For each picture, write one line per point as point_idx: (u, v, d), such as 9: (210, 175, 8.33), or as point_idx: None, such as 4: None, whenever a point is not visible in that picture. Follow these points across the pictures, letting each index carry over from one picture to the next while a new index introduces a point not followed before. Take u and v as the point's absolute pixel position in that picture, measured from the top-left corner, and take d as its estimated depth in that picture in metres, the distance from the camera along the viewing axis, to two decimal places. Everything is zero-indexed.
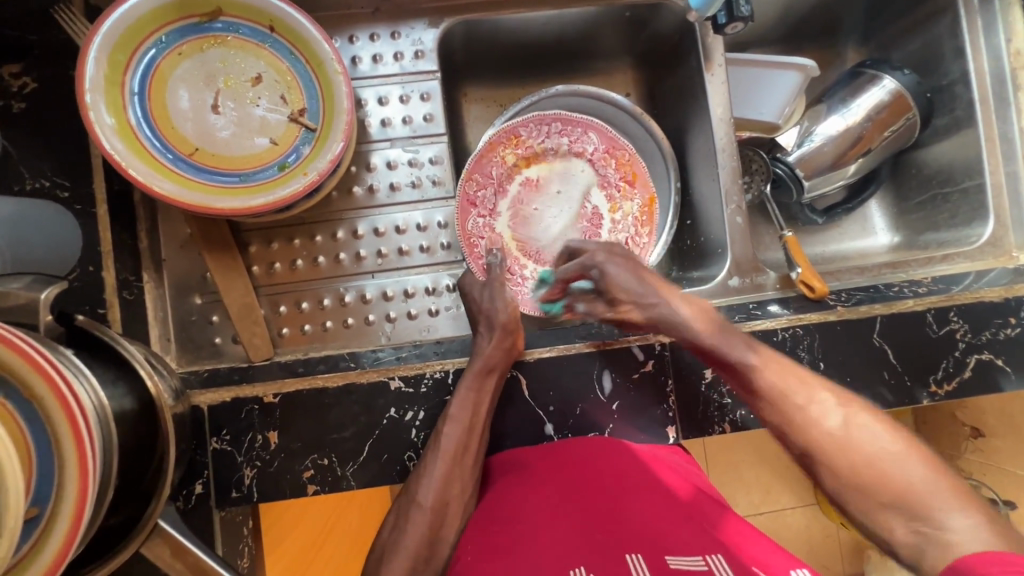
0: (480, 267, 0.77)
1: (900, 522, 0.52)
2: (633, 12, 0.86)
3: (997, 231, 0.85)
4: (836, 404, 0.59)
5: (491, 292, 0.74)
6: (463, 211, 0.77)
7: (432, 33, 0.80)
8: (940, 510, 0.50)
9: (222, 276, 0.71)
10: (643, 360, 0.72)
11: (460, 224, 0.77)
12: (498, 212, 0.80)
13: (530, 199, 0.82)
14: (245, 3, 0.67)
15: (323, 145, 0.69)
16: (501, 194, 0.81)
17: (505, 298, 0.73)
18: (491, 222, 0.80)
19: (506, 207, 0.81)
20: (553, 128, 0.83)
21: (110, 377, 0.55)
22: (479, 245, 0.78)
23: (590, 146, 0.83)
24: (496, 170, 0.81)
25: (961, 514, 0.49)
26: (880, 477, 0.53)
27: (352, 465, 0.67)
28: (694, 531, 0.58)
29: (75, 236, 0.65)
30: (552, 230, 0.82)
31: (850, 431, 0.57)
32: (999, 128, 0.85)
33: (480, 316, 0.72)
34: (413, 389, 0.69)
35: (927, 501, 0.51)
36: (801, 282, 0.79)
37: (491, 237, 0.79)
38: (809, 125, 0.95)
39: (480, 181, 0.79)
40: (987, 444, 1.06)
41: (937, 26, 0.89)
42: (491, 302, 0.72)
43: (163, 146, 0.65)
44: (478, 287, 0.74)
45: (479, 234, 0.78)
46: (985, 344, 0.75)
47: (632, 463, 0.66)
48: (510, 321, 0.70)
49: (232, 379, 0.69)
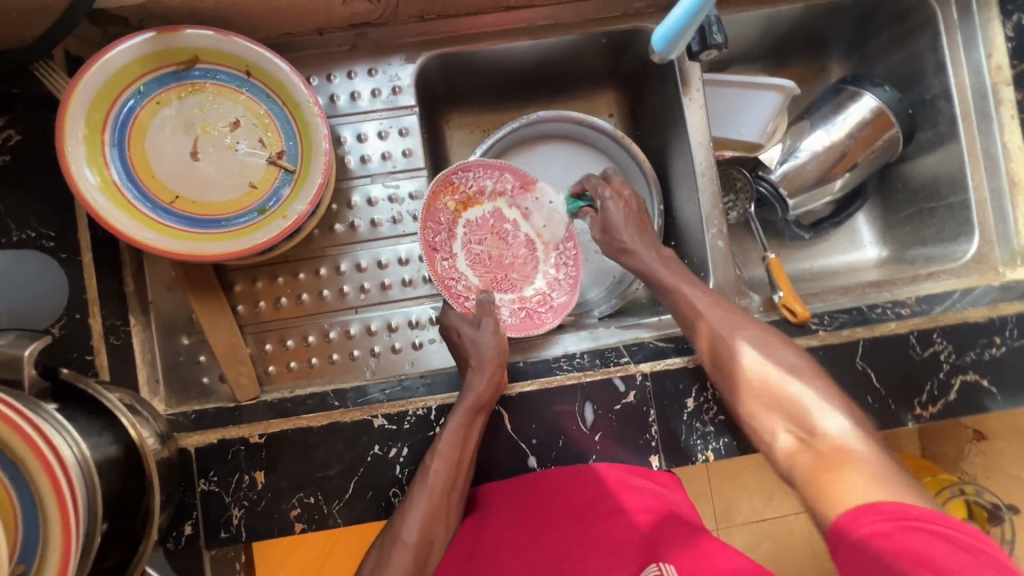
0: (466, 307, 0.78)
1: (785, 429, 0.61)
2: (610, 38, 0.86)
3: (982, 247, 0.84)
4: (743, 326, 0.68)
5: (480, 328, 0.74)
6: (430, 258, 0.76)
7: (409, 68, 0.80)
8: (814, 417, 0.59)
9: (208, 317, 0.72)
10: (624, 391, 0.72)
11: (432, 269, 0.77)
12: (458, 254, 0.80)
13: (477, 240, 0.82)
14: (221, 50, 0.68)
15: (302, 187, 0.70)
16: (454, 238, 0.80)
17: (495, 333, 0.74)
18: (454, 264, 0.79)
19: (460, 249, 0.80)
20: (481, 172, 0.80)
21: (94, 428, 0.56)
22: (453, 286, 0.78)
23: (510, 185, 0.81)
24: (444, 217, 0.79)
25: (835, 420, 0.58)
26: (771, 392, 0.63)
27: (338, 503, 0.68)
28: (658, 546, 0.60)
29: (62, 285, 0.66)
30: (506, 262, 0.83)
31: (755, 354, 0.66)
32: (981, 143, 0.85)
33: (468, 351, 0.72)
34: (397, 426, 0.70)
35: (809, 413, 0.60)
36: (782, 306, 0.79)
37: (459, 280, 0.79)
38: (792, 142, 0.94)
39: (435, 228, 0.78)
40: (991, 447, 1.06)
41: (918, 41, 0.88)
42: (482, 338, 0.73)
43: (145, 196, 0.66)
44: (465, 324, 0.75)
45: (451, 276, 0.78)
46: (970, 365, 0.75)
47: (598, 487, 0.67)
48: (496, 357, 0.71)
49: (219, 421, 0.71)
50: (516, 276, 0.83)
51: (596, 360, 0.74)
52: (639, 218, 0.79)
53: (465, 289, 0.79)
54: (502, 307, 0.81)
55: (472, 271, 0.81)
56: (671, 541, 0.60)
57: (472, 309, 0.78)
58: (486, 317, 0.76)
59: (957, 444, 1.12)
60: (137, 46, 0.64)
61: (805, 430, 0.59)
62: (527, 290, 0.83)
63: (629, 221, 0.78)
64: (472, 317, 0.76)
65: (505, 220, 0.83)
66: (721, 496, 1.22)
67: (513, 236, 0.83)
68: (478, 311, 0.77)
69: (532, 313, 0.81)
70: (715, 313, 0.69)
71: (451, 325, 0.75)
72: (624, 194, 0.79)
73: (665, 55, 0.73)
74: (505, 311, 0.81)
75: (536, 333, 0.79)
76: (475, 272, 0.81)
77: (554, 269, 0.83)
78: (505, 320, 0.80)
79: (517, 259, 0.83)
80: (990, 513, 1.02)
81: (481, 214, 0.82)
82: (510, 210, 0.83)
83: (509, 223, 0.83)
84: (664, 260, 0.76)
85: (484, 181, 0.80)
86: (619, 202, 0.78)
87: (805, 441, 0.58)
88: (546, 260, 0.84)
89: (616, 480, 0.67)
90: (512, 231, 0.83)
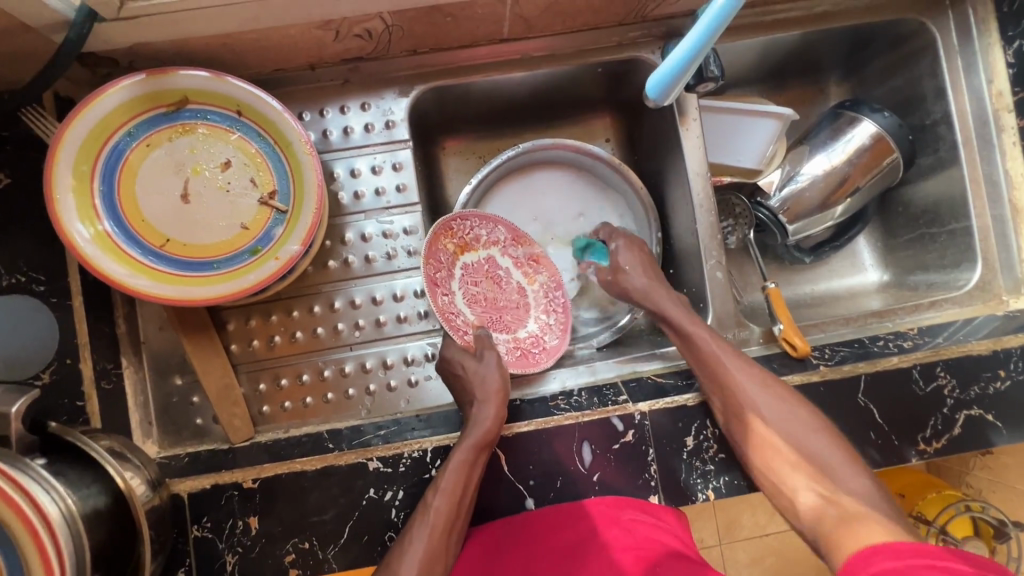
0: (466, 340, 0.75)
1: (810, 489, 0.64)
2: (606, 67, 0.85)
3: (985, 275, 0.83)
4: (762, 383, 0.70)
5: (483, 361, 0.73)
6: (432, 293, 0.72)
7: (403, 102, 0.80)
8: (840, 479, 0.63)
9: (201, 359, 0.72)
10: (623, 430, 0.71)
11: (433, 301, 0.73)
12: (456, 291, 0.77)
13: (474, 282, 0.79)
14: (211, 90, 0.67)
15: (295, 227, 0.69)
16: (454, 276, 0.77)
17: (499, 366, 0.72)
18: (452, 300, 0.76)
19: (458, 287, 0.77)
20: (476, 221, 0.80)
21: (84, 481, 0.55)
22: (454, 321, 0.75)
23: (503, 236, 0.82)
24: (444, 257, 0.76)
25: (857, 479, 0.63)
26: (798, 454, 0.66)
27: (333, 548, 0.67)
28: None
29: (52, 331, 0.66)
30: (500, 304, 0.81)
31: (775, 413, 0.68)
32: (983, 169, 0.84)
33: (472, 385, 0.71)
34: (392, 469, 0.69)
35: (830, 472, 0.64)
36: (783, 338, 0.78)
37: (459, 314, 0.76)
38: (792, 168, 0.93)
39: (436, 263, 0.74)
40: (995, 461, 1.04)
41: (918, 66, 0.87)
42: (486, 370, 0.72)
43: (136, 240, 0.66)
44: (467, 356, 0.73)
45: (453, 309, 0.75)
46: (974, 399, 0.74)
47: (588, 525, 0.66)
48: (502, 389, 0.70)
49: (212, 464, 0.70)
50: (509, 318, 0.82)
51: (593, 398, 0.74)
52: (652, 270, 0.83)
53: (464, 324, 0.76)
54: (499, 346, 0.79)
55: (469, 308, 0.78)
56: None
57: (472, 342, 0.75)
58: (488, 348, 0.74)
59: (962, 459, 1.10)
60: (126, 90, 0.64)
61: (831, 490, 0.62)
62: (520, 332, 0.82)
63: (644, 271, 0.82)
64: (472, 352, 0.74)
65: (499, 267, 0.82)
66: (723, 513, 1.21)
67: (506, 282, 0.83)
68: (479, 344, 0.74)
69: (526, 353, 0.80)
70: (742, 371, 0.71)
71: (451, 358, 0.73)
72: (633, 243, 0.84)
73: (659, 101, 0.67)
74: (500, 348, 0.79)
75: (531, 372, 0.79)
76: (471, 309, 0.78)
77: (545, 313, 0.84)
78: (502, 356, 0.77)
79: (510, 304, 0.82)
80: (996, 530, 0.98)
81: (476, 259, 0.80)
82: (503, 259, 0.83)
83: (502, 270, 0.82)
84: (683, 307, 0.78)
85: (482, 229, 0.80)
86: (632, 250, 0.83)
87: (830, 499, 0.62)
88: (536, 305, 0.84)
89: (605, 516, 0.67)
90: (505, 277, 0.83)
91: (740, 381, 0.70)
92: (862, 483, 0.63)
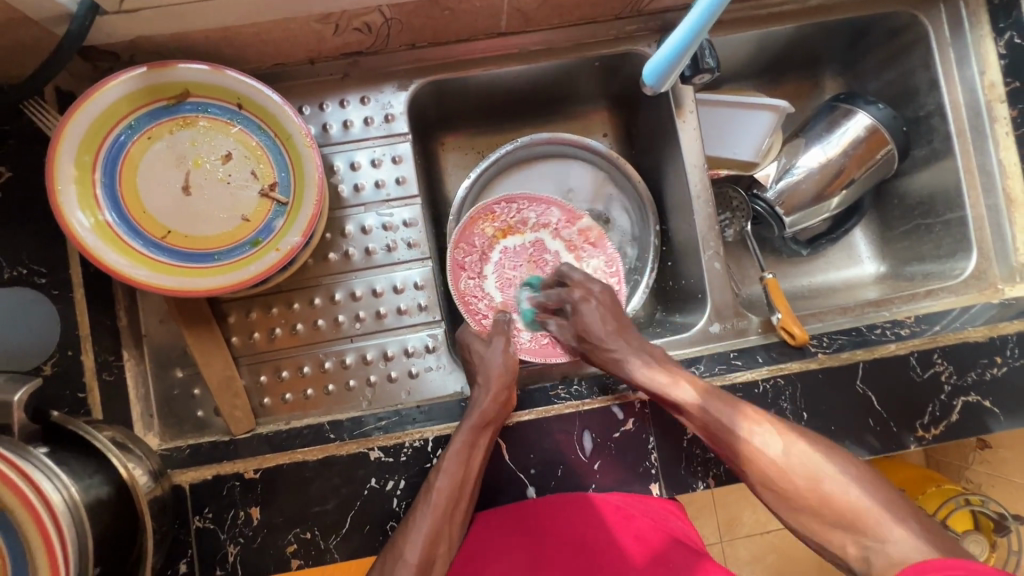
0: (481, 325, 0.80)
1: (851, 540, 0.54)
2: (603, 61, 0.85)
3: (980, 264, 0.84)
4: (767, 429, 0.63)
5: (490, 346, 0.75)
6: (452, 275, 0.81)
7: (402, 95, 0.80)
8: (881, 525, 0.53)
9: (202, 351, 0.72)
10: (623, 419, 0.71)
11: (453, 285, 0.82)
12: (486, 274, 0.83)
13: (512, 266, 0.85)
14: (212, 84, 0.68)
15: (295, 218, 0.69)
16: (486, 260, 0.84)
17: (505, 352, 0.74)
18: (481, 284, 0.83)
19: (491, 270, 0.84)
20: (524, 203, 0.85)
21: (86, 471, 0.56)
22: (474, 304, 0.82)
23: (555, 218, 0.85)
24: (478, 241, 0.84)
25: (901, 524, 0.52)
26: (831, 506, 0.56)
27: (335, 538, 0.67)
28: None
29: (53, 322, 0.66)
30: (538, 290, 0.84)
31: (791, 458, 0.60)
32: (977, 159, 0.84)
33: (475, 367, 0.73)
34: (393, 458, 0.69)
35: (868, 518, 0.54)
36: (781, 328, 0.79)
37: (482, 298, 0.82)
38: (788, 160, 0.93)
39: (466, 248, 0.83)
40: (994, 455, 1.05)
41: (911, 58, 0.88)
42: (492, 355, 0.74)
43: (137, 232, 0.66)
44: (477, 339, 0.76)
45: (473, 294, 0.82)
46: (971, 385, 0.74)
47: (595, 516, 0.66)
48: (504, 374, 0.72)
49: (214, 455, 0.70)
50: (544, 304, 0.83)
51: (594, 387, 0.74)
52: (618, 317, 0.75)
53: (486, 307, 0.82)
54: (524, 331, 0.81)
55: (499, 292, 0.84)
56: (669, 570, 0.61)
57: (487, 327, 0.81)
58: (497, 335, 0.76)
59: (961, 453, 1.11)
60: (127, 82, 0.64)
61: (869, 537, 0.53)
62: (554, 320, 0.83)
63: (607, 325, 0.73)
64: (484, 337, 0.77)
65: (546, 250, 0.86)
66: (724, 510, 1.21)
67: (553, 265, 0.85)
68: (493, 330, 0.77)
69: (553, 341, 0.81)
70: (737, 419, 0.64)
71: (464, 340, 0.76)
72: (592, 293, 0.76)
73: (657, 88, 0.69)
74: (525, 334, 0.81)
75: (554, 360, 0.79)
76: (500, 292, 0.84)
77: None
78: (522, 342, 0.80)
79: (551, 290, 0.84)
80: (996, 523, 0.98)
81: (521, 241, 0.85)
82: (553, 242, 0.86)
83: (551, 253, 0.85)
84: (654, 365, 0.70)
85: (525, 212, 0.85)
86: (590, 302, 0.75)
87: (870, 548, 0.53)
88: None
89: (613, 509, 0.67)
90: (551, 260, 0.86)
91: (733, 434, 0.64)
92: (907, 529, 0.52)
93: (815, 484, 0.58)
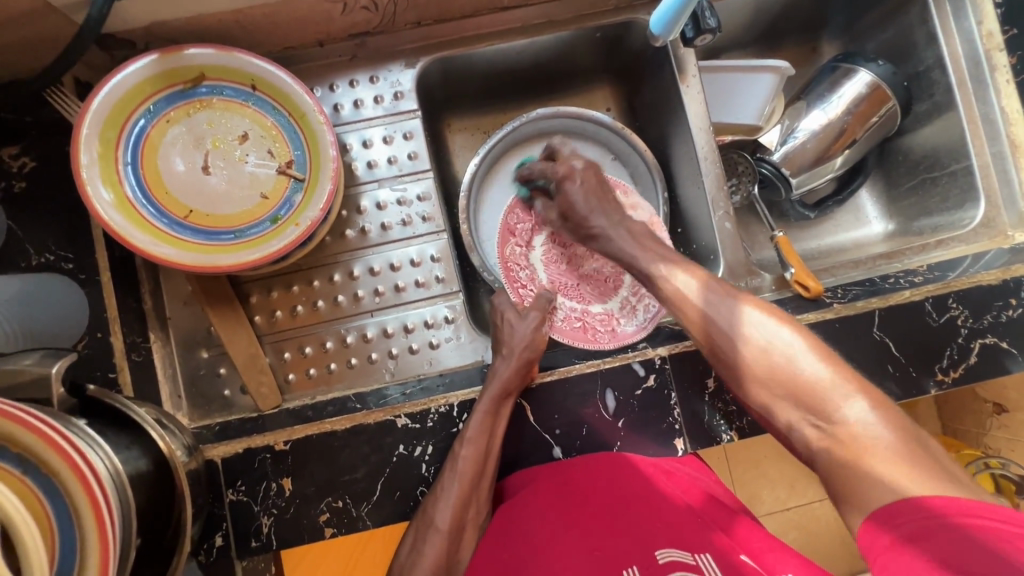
0: (520, 294, 0.83)
1: (802, 415, 0.56)
2: (604, 32, 0.87)
3: (989, 212, 0.85)
4: (728, 301, 0.63)
5: (524, 318, 0.77)
6: (502, 237, 0.85)
7: (409, 73, 0.82)
8: (833, 404, 0.54)
9: (227, 330, 0.73)
10: (644, 375, 0.72)
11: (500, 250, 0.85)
12: (534, 245, 0.87)
13: (559, 246, 0.88)
14: (226, 66, 0.69)
15: (313, 193, 0.71)
16: (537, 232, 0.88)
17: (536, 327, 0.76)
18: (526, 255, 0.86)
19: (539, 243, 0.87)
20: None
21: (124, 442, 0.56)
22: (515, 272, 0.85)
23: (608, 196, 0.89)
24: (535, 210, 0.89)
25: (854, 401, 0.53)
26: (782, 379, 0.57)
27: (366, 506, 0.68)
28: (693, 532, 0.60)
29: (83, 306, 0.68)
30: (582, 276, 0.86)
31: (752, 336, 0.60)
32: (979, 108, 0.85)
33: (503, 338, 0.74)
34: (420, 425, 0.70)
35: (821, 396, 0.55)
36: (795, 282, 0.80)
37: (525, 268, 0.85)
38: (791, 123, 0.95)
39: (520, 214, 0.88)
40: (1013, 419, 1.04)
41: (907, 15, 0.89)
42: (518, 327, 0.76)
43: (160, 212, 0.67)
44: (512, 309, 0.78)
45: (515, 260, 0.85)
46: (987, 328, 0.75)
47: (634, 475, 0.67)
48: (528, 349, 0.73)
49: (244, 430, 0.71)
50: (589, 291, 0.85)
51: (614, 348, 0.76)
52: (600, 191, 0.80)
53: (527, 278, 0.85)
54: (562, 310, 0.82)
55: (543, 268, 0.86)
56: (705, 526, 0.62)
57: (524, 299, 0.83)
58: (534, 310, 0.78)
59: (978, 419, 1.10)
60: (145, 67, 0.66)
61: (823, 417, 0.54)
62: (595, 306, 0.84)
63: (588, 199, 0.78)
64: (519, 309, 0.79)
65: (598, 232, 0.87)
66: (744, 486, 1.20)
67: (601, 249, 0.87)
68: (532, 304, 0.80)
69: (588, 326, 0.81)
70: (703, 295, 0.64)
71: (499, 308, 0.78)
72: (576, 172, 0.81)
73: (663, 37, 0.76)
74: (560, 314, 0.82)
75: (584, 346, 0.78)
76: (546, 271, 0.86)
77: (630, 295, 0.83)
78: (558, 322, 0.81)
79: (598, 277, 0.86)
80: (1018, 485, 0.98)
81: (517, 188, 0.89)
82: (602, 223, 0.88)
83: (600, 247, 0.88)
84: (631, 238, 0.75)
85: None
86: (575, 181, 0.80)
87: (825, 431, 0.54)
88: (626, 287, 0.84)
89: (650, 466, 0.68)
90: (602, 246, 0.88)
91: (697, 310, 0.64)
92: (859, 406, 0.53)
93: (777, 361, 0.58)
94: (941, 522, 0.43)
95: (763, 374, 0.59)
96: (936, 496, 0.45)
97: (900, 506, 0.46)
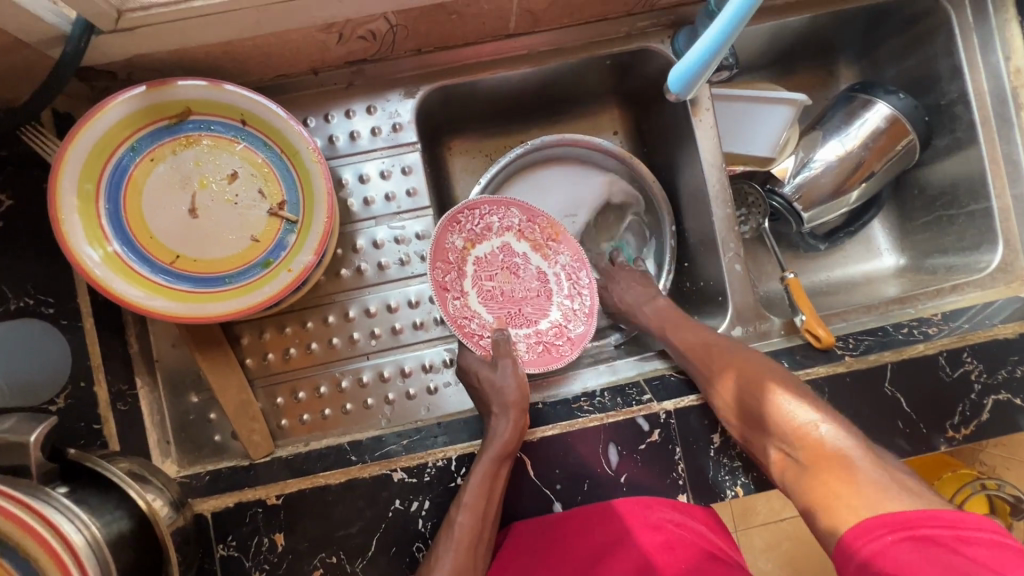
0: (483, 348, 0.76)
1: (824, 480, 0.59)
2: (615, 59, 0.82)
3: (1007, 257, 0.82)
4: (763, 379, 0.67)
5: (497, 369, 0.73)
6: (441, 299, 0.74)
7: (408, 103, 0.78)
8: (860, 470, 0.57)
9: (217, 376, 0.71)
10: (648, 430, 0.70)
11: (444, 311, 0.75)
12: (470, 290, 0.78)
13: (487, 278, 0.80)
14: (213, 101, 0.65)
15: (306, 236, 0.67)
16: (463, 276, 0.78)
17: (515, 373, 0.72)
18: (466, 302, 0.77)
19: (471, 286, 0.78)
20: (487, 208, 0.80)
21: (108, 506, 0.54)
22: (467, 325, 0.76)
23: (517, 220, 0.81)
24: (453, 254, 0.77)
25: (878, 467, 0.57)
26: (812, 448, 0.61)
27: (361, 561, 0.66)
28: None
29: (66, 352, 0.65)
30: (517, 297, 0.81)
31: (788, 408, 0.64)
32: (1002, 148, 0.82)
33: (488, 395, 0.71)
34: (417, 479, 0.68)
35: (848, 460, 0.59)
36: (806, 329, 0.77)
37: (473, 318, 0.77)
38: (805, 154, 0.91)
39: (444, 265, 0.76)
40: None
41: (933, 44, 0.85)
42: (502, 380, 0.71)
43: (145, 259, 0.64)
44: (484, 365, 0.74)
45: (464, 316, 0.76)
46: (1002, 383, 0.73)
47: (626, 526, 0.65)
48: (520, 401, 0.70)
49: (235, 482, 0.68)
50: (529, 309, 0.81)
51: (618, 399, 0.73)
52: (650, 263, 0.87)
53: (480, 327, 0.77)
54: (521, 343, 0.79)
55: (486, 310, 0.78)
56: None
57: (489, 347, 0.76)
58: (505, 358, 0.73)
59: None
60: (126, 104, 0.62)
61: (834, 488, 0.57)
62: (542, 323, 0.81)
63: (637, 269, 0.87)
64: (491, 359, 0.75)
65: (514, 253, 0.81)
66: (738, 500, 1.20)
67: (523, 269, 0.82)
68: (496, 351, 0.75)
69: (549, 346, 0.79)
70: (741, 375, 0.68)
71: (469, 368, 0.74)
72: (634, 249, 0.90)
73: (682, 96, 0.71)
74: (523, 345, 0.79)
75: (555, 367, 0.78)
76: (488, 310, 0.79)
77: (568, 298, 0.82)
78: (523, 354, 0.78)
79: (531, 293, 0.81)
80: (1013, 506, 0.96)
81: (490, 249, 0.80)
82: (518, 244, 0.82)
83: (519, 256, 0.82)
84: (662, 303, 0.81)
85: (489, 220, 0.80)
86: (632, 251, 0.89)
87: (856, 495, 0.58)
88: (558, 291, 0.82)
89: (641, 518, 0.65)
90: (522, 263, 0.82)
91: (733, 382, 0.68)
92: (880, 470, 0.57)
93: (801, 431, 0.62)
94: (896, 536, 0.51)
95: (790, 436, 0.63)
96: (878, 515, 0.53)
97: (856, 534, 0.53)
